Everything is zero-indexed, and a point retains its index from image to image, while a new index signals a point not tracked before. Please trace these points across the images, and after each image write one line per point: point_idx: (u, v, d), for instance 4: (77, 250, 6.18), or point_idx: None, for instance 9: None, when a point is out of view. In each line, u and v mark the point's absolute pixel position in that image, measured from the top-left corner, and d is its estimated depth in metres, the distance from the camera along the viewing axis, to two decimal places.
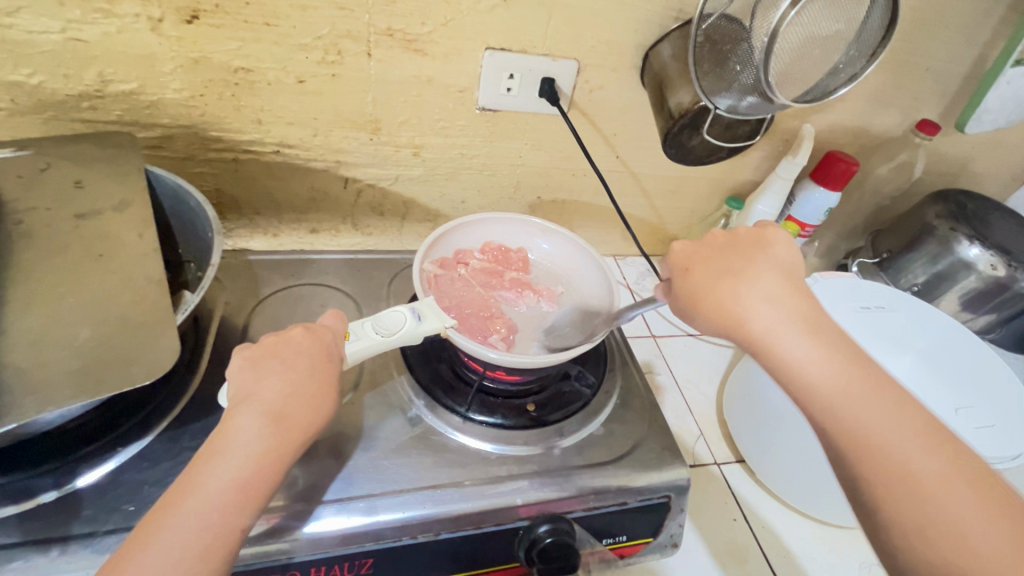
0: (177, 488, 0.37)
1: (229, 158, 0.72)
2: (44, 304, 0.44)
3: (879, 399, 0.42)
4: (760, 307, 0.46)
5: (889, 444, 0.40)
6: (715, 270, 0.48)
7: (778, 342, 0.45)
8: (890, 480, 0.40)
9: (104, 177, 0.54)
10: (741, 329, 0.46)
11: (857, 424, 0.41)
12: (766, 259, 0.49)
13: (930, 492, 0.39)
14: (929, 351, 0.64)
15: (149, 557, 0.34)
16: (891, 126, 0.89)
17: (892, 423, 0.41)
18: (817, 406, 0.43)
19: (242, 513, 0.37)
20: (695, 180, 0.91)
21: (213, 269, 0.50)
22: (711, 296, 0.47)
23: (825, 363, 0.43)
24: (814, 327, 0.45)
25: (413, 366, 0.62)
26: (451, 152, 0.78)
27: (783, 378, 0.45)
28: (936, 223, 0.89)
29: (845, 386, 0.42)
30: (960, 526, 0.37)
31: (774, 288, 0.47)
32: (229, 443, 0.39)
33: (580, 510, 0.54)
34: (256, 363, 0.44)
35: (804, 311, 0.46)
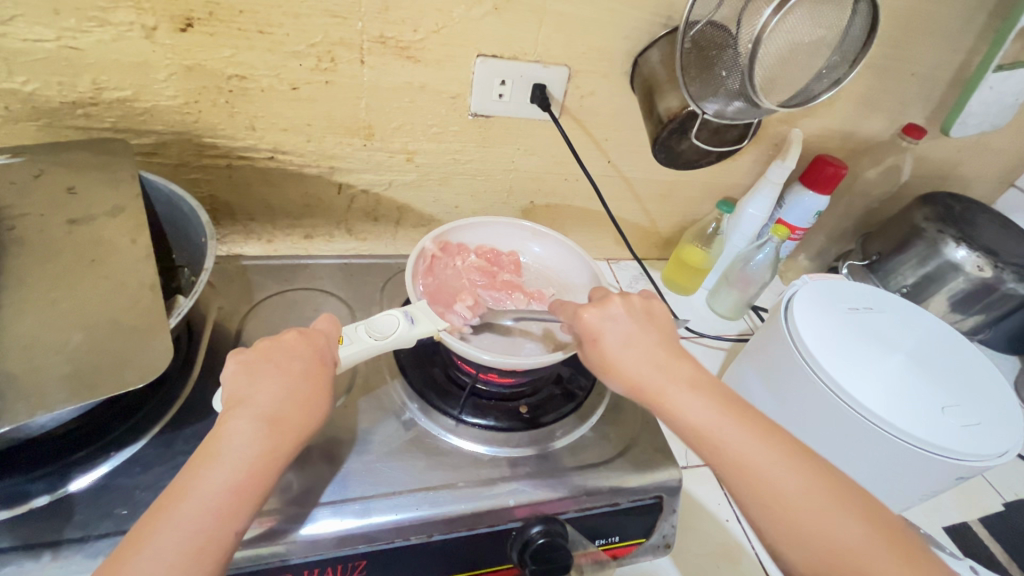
0: (171, 492, 0.37)
1: (224, 165, 0.72)
2: (39, 309, 0.45)
3: (753, 434, 0.45)
4: (646, 363, 0.50)
5: (768, 478, 0.43)
6: (612, 332, 0.52)
7: (664, 392, 0.48)
8: (773, 509, 0.42)
9: (98, 183, 0.54)
10: (634, 384, 0.49)
11: (736, 461, 0.44)
12: (649, 321, 0.53)
13: (808, 517, 0.41)
14: (915, 351, 0.64)
15: (141, 562, 0.34)
16: (878, 130, 0.90)
17: (767, 455, 0.43)
18: (704, 449, 0.46)
19: (236, 516, 0.37)
20: (687, 184, 0.92)
21: (205, 274, 0.50)
22: (607, 356, 0.51)
23: (703, 406, 0.47)
24: (693, 375, 0.49)
25: (406, 370, 0.62)
26: (444, 158, 0.79)
27: (674, 426, 0.47)
28: (924, 225, 0.90)
29: (723, 427, 0.45)
30: (838, 544, 0.40)
31: (653, 349, 0.50)
32: (223, 447, 0.39)
33: (572, 511, 0.54)
34: (249, 369, 0.44)
35: (682, 363, 0.50)
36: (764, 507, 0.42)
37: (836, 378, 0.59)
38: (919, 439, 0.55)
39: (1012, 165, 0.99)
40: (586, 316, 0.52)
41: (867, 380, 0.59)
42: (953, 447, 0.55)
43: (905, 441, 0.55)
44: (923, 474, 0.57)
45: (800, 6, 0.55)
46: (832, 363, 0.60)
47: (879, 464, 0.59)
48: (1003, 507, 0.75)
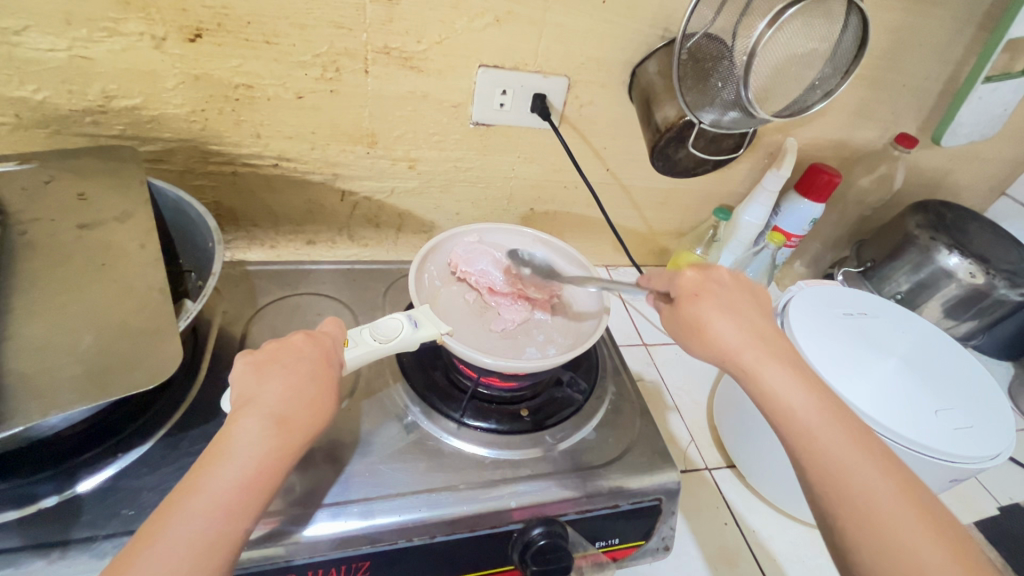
0: (182, 489, 0.38)
1: (229, 171, 0.73)
2: (50, 312, 0.45)
3: (850, 431, 0.45)
4: (746, 337, 0.51)
5: (857, 474, 0.43)
6: (713, 301, 0.53)
7: (759, 369, 0.49)
8: (857, 503, 0.42)
9: (108, 189, 0.56)
10: (729, 353, 0.50)
11: (829, 452, 0.44)
12: (757, 305, 0.54)
13: (892, 523, 0.41)
14: (910, 355, 0.66)
15: (153, 557, 0.34)
16: (871, 139, 0.92)
17: (858, 451, 0.44)
18: (790, 429, 0.46)
19: (244, 513, 0.38)
20: (684, 191, 0.93)
21: (213, 278, 0.51)
22: (705, 321, 0.52)
23: (801, 391, 0.47)
24: (791, 361, 0.50)
25: (408, 374, 0.63)
26: (446, 165, 0.81)
27: (765, 403, 0.48)
28: (917, 232, 0.92)
29: (822, 417, 0.46)
30: (921, 554, 0.39)
31: (756, 328, 0.52)
32: (232, 445, 0.40)
33: (572, 514, 0.55)
34: (259, 367, 0.45)
35: (783, 351, 0.51)
36: (848, 501, 0.42)
37: (831, 381, 0.60)
38: (914, 441, 0.56)
39: (1002, 173, 1.01)
40: (690, 275, 0.55)
41: (862, 383, 0.60)
42: (947, 449, 0.56)
43: (901, 443, 0.56)
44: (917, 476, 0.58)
45: (793, 20, 0.57)
46: (828, 367, 0.61)
47: None
48: (998, 511, 0.76)
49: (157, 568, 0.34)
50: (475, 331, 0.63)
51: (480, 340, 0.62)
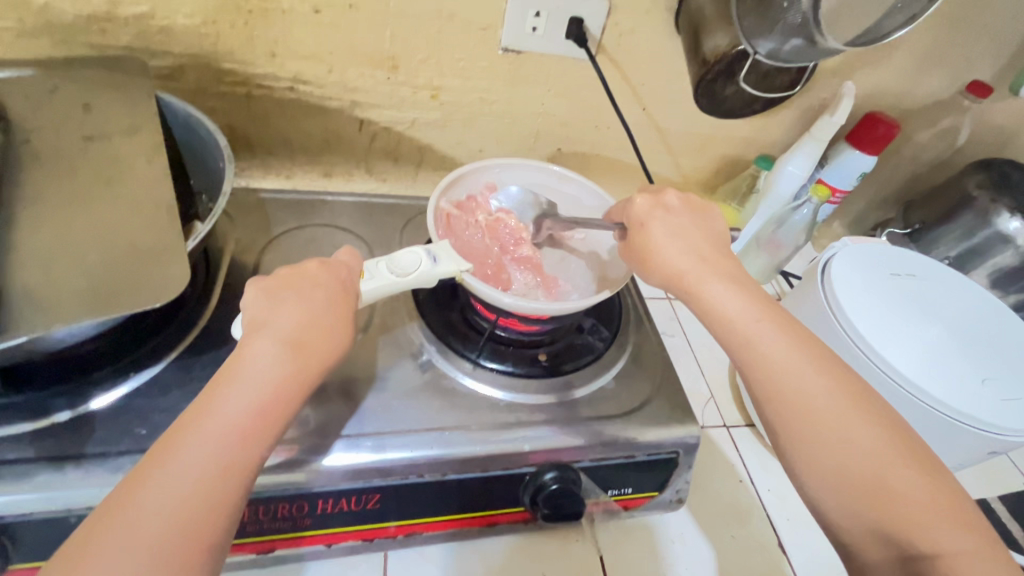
0: (194, 408, 0.37)
1: (243, 93, 0.69)
2: (55, 226, 0.44)
3: (790, 339, 0.44)
4: (692, 256, 0.50)
5: (794, 379, 0.42)
6: (660, 224, 0.52)
7: (702, 288, 0.48)
8: (792, 406, 0.42)
9: (114, 100, 0.52)
10: (675, 276, 0.50)
11: (767, 359, 0.44)
12: (702, 224, 0.53)
13: (829, 418, 0.40)
14: (958, 321, 0.61)
15: (168, 473, 0.34)
16: (938, 87, 0.83)
17: (796, 356, 0.43)
18: (731, 344, 0.46)
19: (259, 436, 0.37)
20: (724, 137, 0.87)
21: (222, 199, 0.48)
22: (648, 243, 0.52)
23: (743, 307, 0.46)
24: (736, 279, 0.49)
25: (425, 313, 0.61)
26: (471, 96, 0.75)
27: (707, 320, 0.48)
28: (976, 194, 0.85)
29: (757, 325, 0.45)
30: (855, 448, 0.39)
31: (701, 246, 0.51)
32: (247, 368, 0.38)
33: (586, 461, 0.54)
34: (274, 294, 0.43)
35: (727, 265, 0.50)
36: (788, 407, 0.42)
37: (875, 344, 0.56)
38: (956, 410, 0.53)
39: None
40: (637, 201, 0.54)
41: (906, 347, 0.57)
42: (991, 420, 0.53)
43: (943, 412, 0.53)
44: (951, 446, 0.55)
45: None
46: (871, 328, 0.57)
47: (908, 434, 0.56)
48: None
49: (172, 482, 0.33)
50: (499, 271, 0.60)
51: (506, 281, 0.60)
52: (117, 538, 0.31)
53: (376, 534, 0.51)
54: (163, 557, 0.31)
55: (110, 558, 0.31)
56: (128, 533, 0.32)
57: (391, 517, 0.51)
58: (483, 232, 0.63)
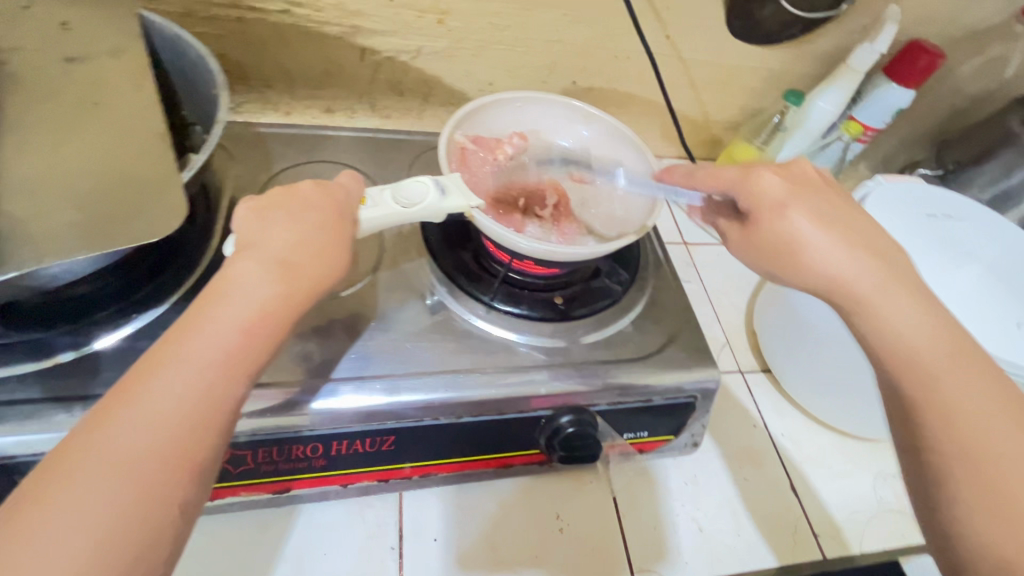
0: (179, 329, 0.35)
1: (234, 17, 0.64)
2: (40, 152, 0.40)
3: (976, 371, 0.38)
4: (850, 260, 0.44)
5: (968, 415, 0.37)
6: (806, 214, 0.46)
7: (873, 300, 0.42)
8: (964, 443, 0.36)
9: (95, 18, 0.48)
10: (834, 280, 0.44)
11: (943, 388, 0.38)
12: (855, 216, 0.47)
13: (1006, 462, 0.35)
14: (996, 265, 0.58)
15: (150, 396, 0.32)
16: (988, 11, 0.77)
17: (976, 391, 0.38)
18: (898, 368, 0.40)
19: (248, 358, 0.35)
20: (752, 70, 0.81)
21: (218, 128, 0.45)
22: (792, 247, 0.45)
23: (922, 326, 0.40)
24: (912, 289, 0.43)
25: (435, 252, 0.58)
26: (481, 22, 0.69)
27: (874, 339, 0.42)
28: (1019, 130, 0.80)
29: (936, 347, 0.39)
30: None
31: (869, 247, 0.45)
32: (233, 287, 0.36)
33: (603, 404, 0.53)
34: (267, 214, 0.40)
35: (897, 268, 0.44)
36: (961, 446, 0.36)
37: None
38: (988, 354, 0.51)
39: None
40: (771, 183, 0.47)
41: (940, 291, 0.54)
42: None
43: None
44: None
45: None
46: None
47: None
48: None
49: (155, 404, 0.32)
50: (514, 213, 0.57)
51: (520, 223, 0.57)
52: (96, 456, 0.30)
53: (391, 475, 0.51)
54: (144, 477, 0.30)
55: (87, 478, 0.29)
56: (106, 447, 0.30)
57: (406, 458, 0.50)
58: (498, 171, 0.59)
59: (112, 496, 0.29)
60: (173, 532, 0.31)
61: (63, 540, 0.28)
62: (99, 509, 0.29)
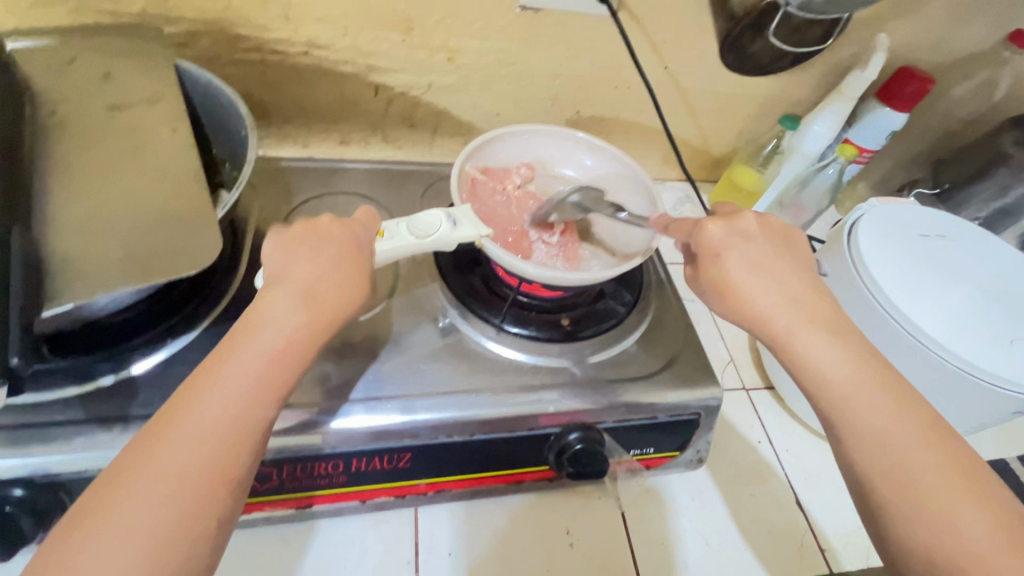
0: (217, 357, 0.38)
1: (258, 60, 0.69)
2: (88, 194, 0.44)
3: (891, 400, 0.40)
4: (778, 297, 0.46)
5: (895, 444, 0.38)
6: (738, 257, 0.47)
7: (792, 337, 0.44)
8: (891, 472, 0.38)
9: (135, 68, 0.52)
10: (760, 320, 0.45)
11: (862, 419, 0.39)
12: (789, 256, 0.49)
13: (936, 489, 0.36)
14: (989, 283, 0.60)
15: (191, 416, 0.35)
16: (976, 38, 0.80)
17: (894, 420, 0.39)
18: (823, 403, 0.42)
19: (281, 380, 0.38)
20: (748, 97, 0.84)
21: (247, 167, 0.48)
22: (733, 288, 0.47)
23: (842, 360, 0.42)
24: (834, 326, 0.44)
25: (447, 277, 0.61)
26: (487, 58, 0.74)
27: (797, 372, 0.44)
28: (1012, 150, 0.83)
29: (857, 381, 0.41)
30: (957, 528, 0.35)
31: (792, 288, 0.46)
32: (266, 319, 0.40)
33: (610, 422, 0.55)
34: (294, 251, 0.44)
35: (822, 305, 0.46)
36: (884, 475, 0.38)
37: (899, 307, 0.56)
38: (979, 368, 0.53)
39: None
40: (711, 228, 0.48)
41: (933, 309, 0.56)
42: (1017, 380, 0.52)
43: (962, 370, 0.53)
44: (972, 405, 0.55)
45: None
46: (896, 291, 0.57)
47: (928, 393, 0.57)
48: None
49: (195, 424, 0.35)
50: (521, 239, 0.60)
51: (527, 249, 0.60)
52: (142, 474, 0.33)
53: (407, 491, 0.53)
54: (185, 493, 0.33)
55: (134, 496, 0.32)
56: (152, 463, 0.33)
57: (421, 474, 0.52)
58: (506, 200, 0.62)
59: (157, 510, 0.32)
60: (209, 545, 0.33)
61: (112, 550, 0.30)
62: (145, 522, 0.32)
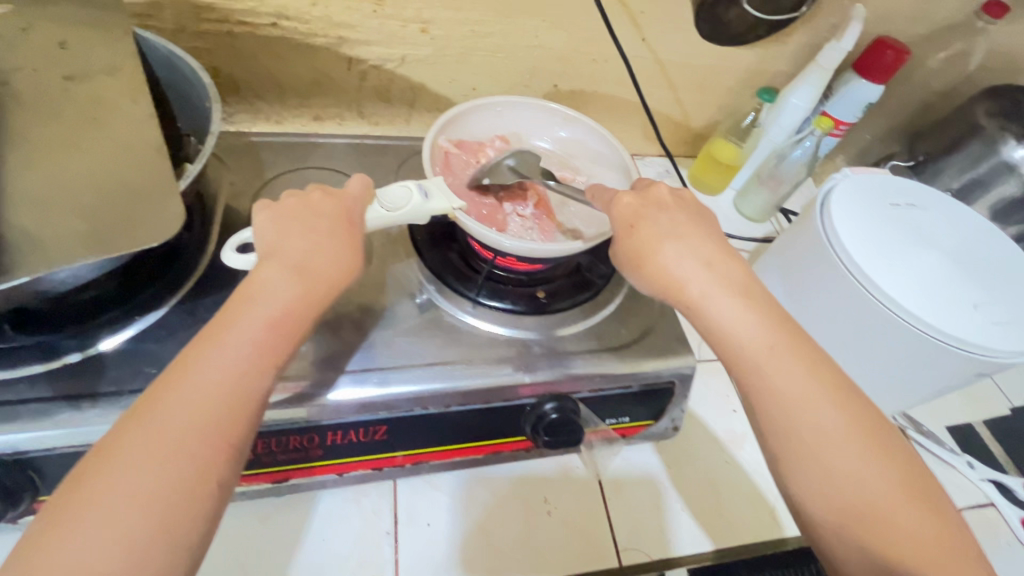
0: (213, 327, 0.38)
1: (224, 32, 0.66)
2: (45, 165, 0.43)
3: (800, 364, 0.41)
4: (693, 264, 0.46)
5: (807, 407, 0.40)
6: (654, 226, 0.48)
7: (704, 303, 0.44)
8: (803, 435, 0.39)
9: (91, 38, 0.50)
10: (674, 288, 0.45)
11: (774, 384, 0.40)
12: (697, 224, 0.49)
13: (841, 449, 0.38)
14: (956, 249, 0.61)
15: (190, 383, 0.35)
16: (953, 9, 0.79)
17: (808, 383, 0.40)
18: (739, 370, 0.42)
19: (278, 347, 0.39)
20: (727, 69, 0.84)
21: (212, 138, 0.47)
22: (651, 257, 0.47)
23: (753, 325, 0.43)
24: (747, 290, 0.45)
25: (423, 252, 0.61)
26: (463, 29, 0.72)
27: (712, 339, 0.44)
28: (984, 122, 0.83)
29: (772, 347, 0.42)
30: (857, 484, 0.37)
31: (707, 256, 0.46)
32: (260, 289, 0.40)
33: (586, 391, 0.55)
34: (276, 219, 0.44)
35: (735, 271, 0.46)
36: (797, 440, 0.39)
37: (869, 275, 0.57)
38: (945, 333, 0.54)
39: None
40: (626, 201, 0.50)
41: (901, 276, 0.57)
42: (981, 343, 0.54)
43: (927, 335, 0.55)
44: (938, 367, 0.57)
45: None
46: (866, 258, 0.58)
47: (897, 357, 0.58)
48: (1009, 412, 0.78)
49: (195, 391, 0.35)
50: (496, 212, 0.60)
51: (502, 222, 0.59)
52: (143, 437, 0.33)
53: (385, 463, 0.53)
54: (186, 456, 0.33)
55: (135, 463, 0.32)
56: (152, 430, 0.33)
57: (398, 446, 0.53)
58: (481, 173, 0.62)
59: (156, 471, 0.32)
60: (212, 504, 0.33)
61: (118, 515, 0.31)
62: (145, 484, 0.32)
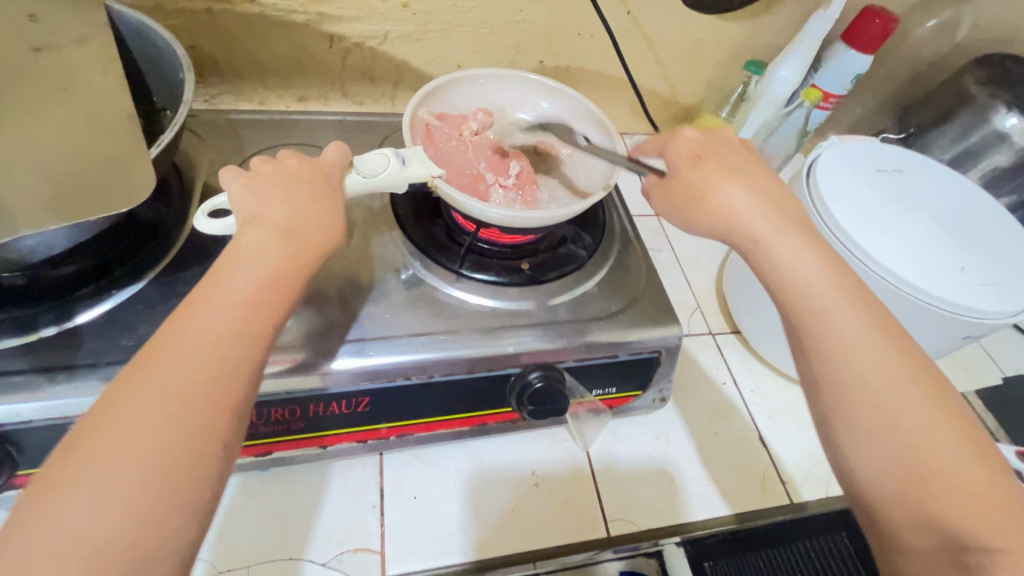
0: (203, 289, 0.37)
1: (202, 9, 0.65)
2: (13, 133, 0.42)
3: (858, 310, 0.40)
4: (755, 210, 0.46)
5: (864, 352, 0.38)
6: (716, 168, 0.48)
7: (768, 244, 0.44)
8: (854, 381, 0.38)
9: (61, 8, 0.49)
10: (733, 230, 0.45)
11: (831, 327, 0.40)
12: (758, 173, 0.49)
13: (897, 397, 0.37)
14: (944, 213, 0.61)
15: (181, 343, 0.34)
16: None
17: (865, 330, 0.39)
18: (796, 312, 0.42)
19: (273, 306, 0.38)
20: (715, 42, 0.83)
21: (184, 107, 0.47)
22: (708, 199, 0.47)
23: (816, 269, 0.42)
24: (811, 237, 0.45)
25: (405, 226, 0.60)
26: (444, 4, 0.71)
27: (772, 281, 0.43)
28: (974, 90, 0.82)
29: (829, 292, 0.41)
30: (915, 432, 0.36)
31: (771, 199, 0.47)
32: (254, 250, 0.39)
33: (571, 361, 0.55)
34: (251, 187, 0.43)
35: (798, 220, 0.46)
36: (850, 384, 0.38)
37: (856, 238, 0.56)
38: (935, 295, 0.53)
39: None
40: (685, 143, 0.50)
41: (888, 240, 0.57)
42: (971, 303, 0.53)
43: (917, 298, 0.54)
44: (928, 330, 0.56)
45: None
46: (852, 223, 0.57)
47: None
48: (1001, 381, 0.77)
49: (186, 350, 0.34)
50: (478, 183, 0.59)
51: (485, 192, 0.58)
52: (140, 391, 0.33)
53: (369, 435, 0.53)
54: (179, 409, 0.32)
55: (127, 421, 0.31)
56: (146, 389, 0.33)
57: (382, 418, 0.52)
58: (463, 145, 0.61)
59: (149, 428, 0.31)
60: (214, 466, 0.33)
61: (112, 472, 0.30)
62: (138, 440, 0.31)
